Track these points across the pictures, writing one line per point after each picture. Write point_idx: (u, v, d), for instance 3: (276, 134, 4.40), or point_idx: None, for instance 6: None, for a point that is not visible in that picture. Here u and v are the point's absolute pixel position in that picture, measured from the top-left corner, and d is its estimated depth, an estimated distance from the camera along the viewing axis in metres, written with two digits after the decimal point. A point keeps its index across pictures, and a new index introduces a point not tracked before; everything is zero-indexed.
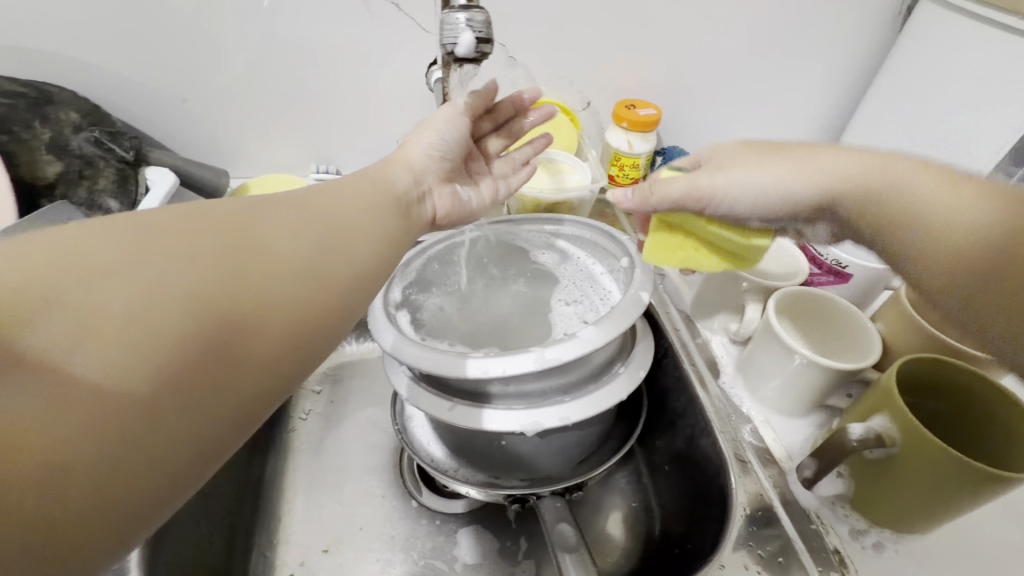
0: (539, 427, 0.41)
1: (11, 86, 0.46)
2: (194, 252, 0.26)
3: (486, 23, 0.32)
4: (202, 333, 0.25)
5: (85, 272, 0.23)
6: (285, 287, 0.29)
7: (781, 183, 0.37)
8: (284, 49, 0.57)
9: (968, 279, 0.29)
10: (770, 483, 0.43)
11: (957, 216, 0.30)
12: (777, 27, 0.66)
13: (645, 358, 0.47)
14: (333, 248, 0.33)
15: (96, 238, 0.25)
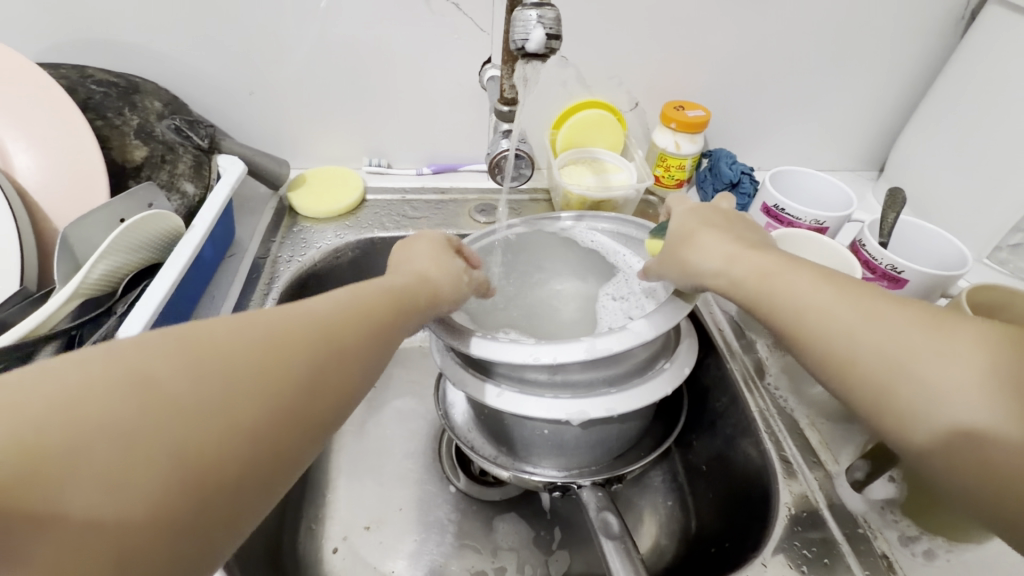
0: (584, 416, 0.41)
1: (107, 77, 0.51)
2: (246, 356, 0.25)
3: (557, 20, 0.34)
4: (266, 436, 0.25)
5: (144, 402, 0.21)
6: (333, 368, 0.28)
7: (726, 275, 0.36)
8: (347, 46, 0.60)
9: (911, 406, 0.26)
10: (816, 485, 0.42)
11: (888, 336, 0.28)
12: (832, 31, 0.65)
13: (690, 355, 0.47)
14: (384, 318, 0.32)
15: (142, 358, 0.22)
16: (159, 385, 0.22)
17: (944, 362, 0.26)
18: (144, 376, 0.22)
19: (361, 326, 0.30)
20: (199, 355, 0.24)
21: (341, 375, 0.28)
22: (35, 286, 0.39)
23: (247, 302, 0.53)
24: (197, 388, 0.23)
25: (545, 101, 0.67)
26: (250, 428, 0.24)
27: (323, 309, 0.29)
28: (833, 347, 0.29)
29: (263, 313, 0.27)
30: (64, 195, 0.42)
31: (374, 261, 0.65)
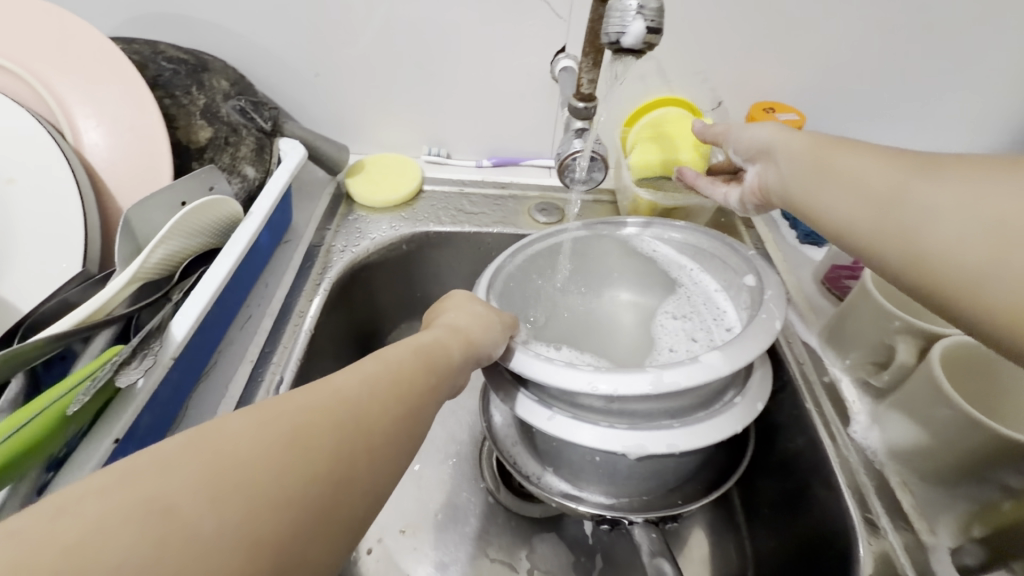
0: (644, 451, 0.36)
1: (177, 53, 0.50)
2: (274, 457, 0.21)
3: (660, 11, 0.30)
4: (302, 551, 0.20)
5: (162, 534, 0.17)
6: (375, 451, 0.24)
7: (783, 150, 0.39)
8: (417, 29, 0.57)
9: (907, 231, 0.30)
10: (906, 553, 0.37)
11: (911, 179, 0.31)
12: (962, 30, 0.56)
13: (763, 387, 0.42)
14: (413, 391, 0.28)
15: (157, 480, 0.18)
16: (177, 511, 0.18)
17: (945, 198, 0.29)
18: (160, 503, 0.18)
19: (393, 404, 0.26)
20: (219, 467, 0.20)
21: (378, 461, 0.24)
22: (96, 266, 0.39)
23: (299, 291, 0.52)
24: (223, 509, 0.19)
25: (618, 96, 0.62)
26: (285, 543, 0.20)
27: (353, 389, 0.26)
28: (859, 188, 0.33)
29: (292, 395, 0.24)
30: (129, 174, 0.41)
31: (428, 255, 0.62)
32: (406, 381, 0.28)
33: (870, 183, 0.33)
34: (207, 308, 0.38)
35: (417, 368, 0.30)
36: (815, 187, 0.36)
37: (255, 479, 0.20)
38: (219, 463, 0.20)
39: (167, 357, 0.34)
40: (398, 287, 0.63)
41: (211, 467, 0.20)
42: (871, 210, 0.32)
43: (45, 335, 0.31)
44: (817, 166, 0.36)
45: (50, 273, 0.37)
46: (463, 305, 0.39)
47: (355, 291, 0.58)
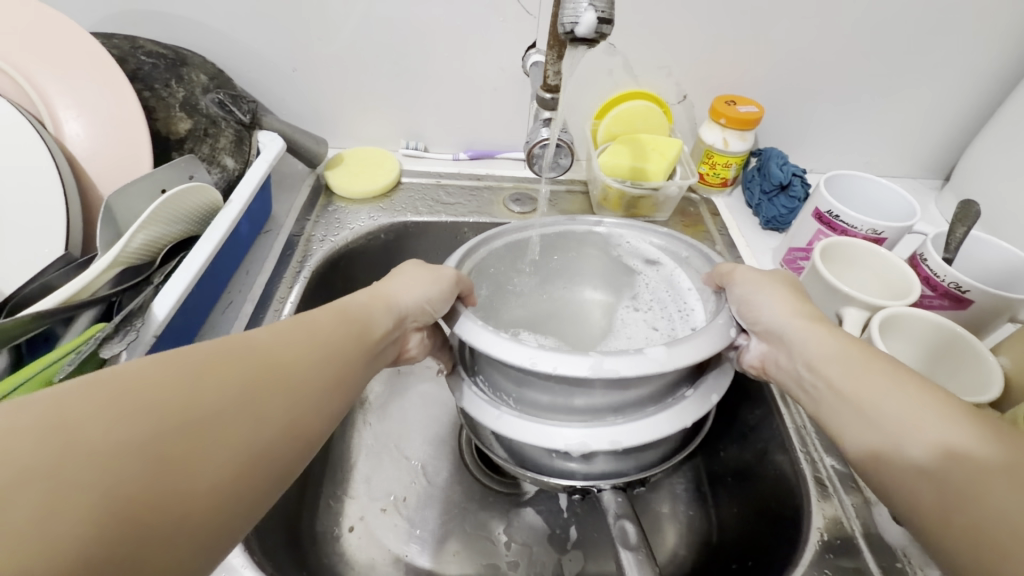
0: (586, 450, 0.35)
1: (156, 48, 0.51)
2: (186, 389, 0.23)
3: (611, 3, 0.32)
4: (216, 471, 0.22)
5: (69, 442, 0.19)
6: (292, 389, 0.27)
7: (803, 337, 0.35)
8: (391, 26, 0.59)
9: (954, 498, 0.25)
10: (853, 511, 0.40)
11: (974, 448, 0.25)
12: (908, 26, 0.60)
13: (721, 381, 0.38)
14: (332, 338, 0.31)
15: (66, 399, 0.20)
16: (83, 424, 0.20)
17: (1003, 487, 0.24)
18: (67, 421, 0.20)
19: (310, 350, 0.29)
20: (132, 390, 0.22)
21: (296, 399, 0.27)
22: (79, 251, 0.40)
23: (280, 278, 0.53)
24: (130, 427, 0.20)
25: (588, 90, 0.64)
26: (201, 462, 0.22)
27: (268, 341, 0.28)
28: (898, 425, 0.28)
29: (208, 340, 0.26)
30: (109, 164, 0.43)
31: (407, 245, 0.64)
32: (327, 335, 0.31)
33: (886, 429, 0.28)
34: (188, 291, 0.40)
35: (333, 326, 0.32)
36: (835, 401, 0.32)
37: (163, 405, 0.22)
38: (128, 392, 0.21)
39: (149, 336, 0.36)
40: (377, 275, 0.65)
41: (120, 395, 0.21)
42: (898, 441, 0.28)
43: (30, 312, 0.33)
44: (845, 374, 0.32)
45: (34, 257, 0.38)
46: (410, 276, 0.39)
47: (335, 278, 0.60)
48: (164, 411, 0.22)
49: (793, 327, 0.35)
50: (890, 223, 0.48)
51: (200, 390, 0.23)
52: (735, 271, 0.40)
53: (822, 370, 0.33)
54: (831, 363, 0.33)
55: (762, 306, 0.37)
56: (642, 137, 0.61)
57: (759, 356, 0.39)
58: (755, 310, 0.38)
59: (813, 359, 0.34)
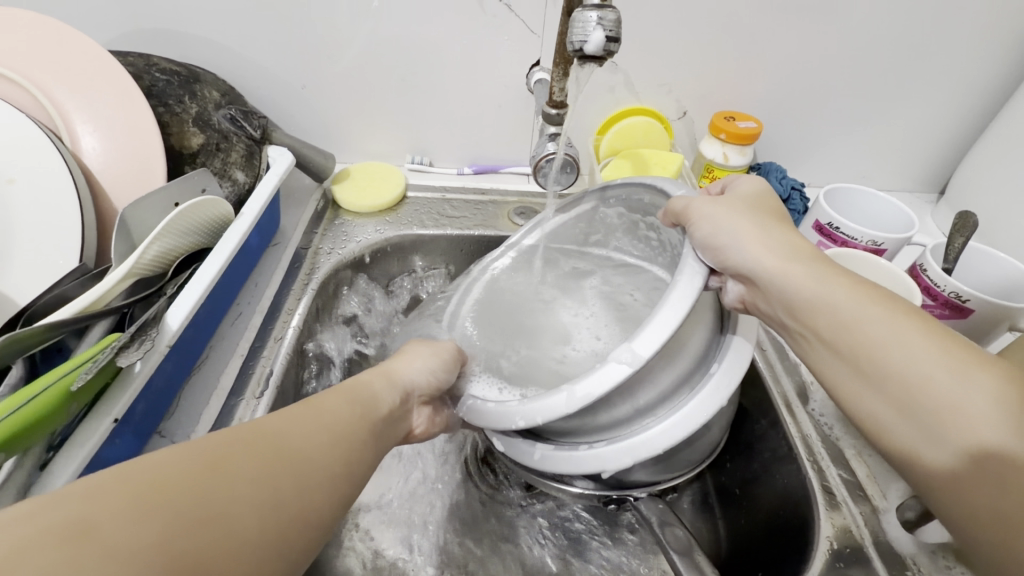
0: (621, 466, 0.34)
1: (170, 66, 0.52)
2: (205, 484, 0.23)
3: (617, 23, 0.33)
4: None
5: (81, 554, 0.18)
6: (301, 469, 0.26)
7: (784, 279, 0.33)
8: (400, 45, 0.60)
9: (995, 482, 0.26)
10: (861, 520, 0.40)
11: (995, 415, 0.26)
12: (900, 46, 0.62)
13: (742, 359, 0.35)
14: (345, 423, 0.30)
15: (80, 503, 0.19)
16: (96, 531, 0.19)
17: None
18: (81, 527, 0.19)
19: (329, 438, 0.29)
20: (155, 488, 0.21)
21: (315, 495, 0.26)
22: (93, 262, 0.40)
23: (288, 291, 0.54)
24: (146, 533, 0.20)
25: (590, 106, 0.66)
26: (220, 564, 0.21)
27: (288, 423, 0.28)
28: (918, 398, 0.28)
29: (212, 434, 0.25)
30: (124, 176, 0.43)
31: (411, 257, 0.65)
32: (343, 417, 0.31)
33: (892, 386, 0.29)
34: (199, 303, 0.40)
35: (335, 403, 0.31)
36: (829, 352, 0.32)
37: (182, 504, 0.21)
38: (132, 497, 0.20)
39: (162, 345, 0.36)
40: (383, 283, 0.65)
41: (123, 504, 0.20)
42: (924, 416, 0.28)
43: (43, 323, 0.33)
44: (844, 333, 0.31)
45: (47, 269, 0.38)
46: (412, 352, 0.40)
47: (341, 290, 0.60)
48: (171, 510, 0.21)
49: (768, 270, 0.34)
50: (890, 234, 0.49)
51: (206, 485, 0.23)
52: (689, 205, 0.36)
53: (809, 319, 0.33)
54: (818, 312, 0.32)
55: (733, 248, 0.35)
56: (644, 151, 0.63)
57: (740, 294, 0.37)
58: (722, 254, 0.35)
59: (797, 308, 0.33)
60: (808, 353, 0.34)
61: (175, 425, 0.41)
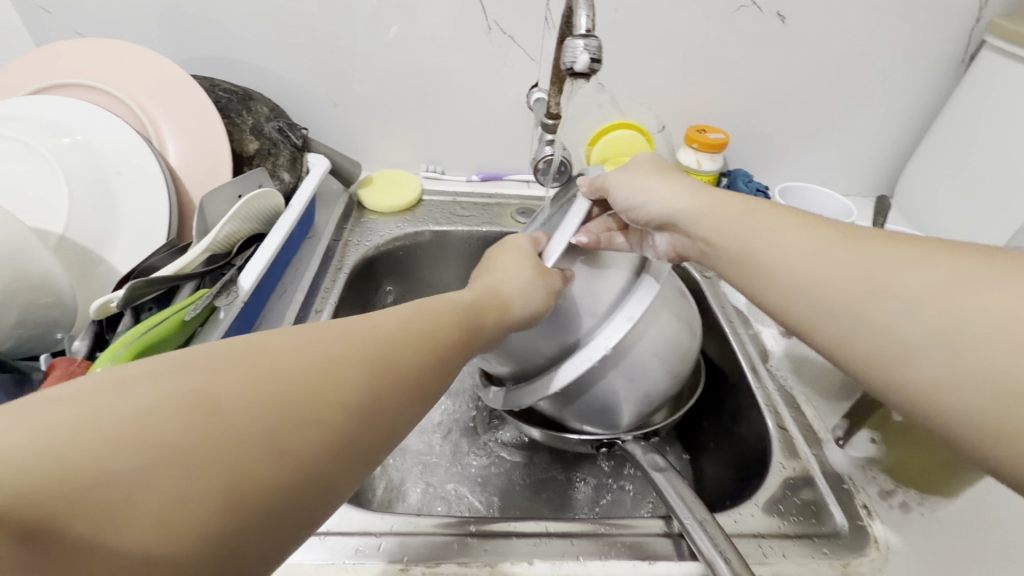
0: (529, 399, 0.46)
1: (229, 86, 0.62)
2: (310, 377, 0.26)
3: (599, 48, 0.43)
4: (319, 461, 0.25)
5: (204, 425, 0.22)
6: (392, 377, 0.29)
7: (692, 218, 0.40)
8: (420, 69, 0.71)
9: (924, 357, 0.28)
10: (810, 452, 0.48)
11: (862, 285, 0.31)
12: (847, 68, 0.73)
13: (638, 309, 0.43)
14: (447, 343, 0.34)
15: (209, 378, 0.23)
16: (221, 403, 0.23)
17: (911, 311, 0.28)
18: (205, 397, 0.22)
19: (421, 351, 0.31)
20: (267, 374, 0.25)
21: (399, 404, 0.29)
22: (175, 237, 0.49)
23: (324, 274, 0.63)
24: (260, 413, 0.23)
25: (581, 121, 0.76)
26: (307, 451, 0.24)
27: (384, 331, 0.31)
28: (808, 290, 0.33)
29: (328, 329, 0.29)
30: (199, 174, 0.53)
31: (427, 250, 0.74)
32: (439, 335, 0.33)
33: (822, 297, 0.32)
34: (263, 272, 0.49)
35: (435, 322, 0.34)
36: (755, 280, 0.36)
37: (287, 395, 0.25)
38: (246, 378, 0.24)
39: (240, 300, 0.44)
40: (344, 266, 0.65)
41: (242, 383, 0.24)
42: (853, 315, 0.31)
43: (144, 279, 0.40)
44: (744, 253, 0.37)
45: (142, 245, 0.47)
46: (520, 261, 0.44)
47: (366, 278, 0.69)
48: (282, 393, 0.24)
49: (682, 214, 0.41)
50: (832, 221, 0.59)
51: (311, 377, 0.26)
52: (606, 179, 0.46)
53: (723, 249, 0.38)
54: (732, 241, 0.38)
55: (649, 202, 0.43)
56: (628, 160, 0.73)
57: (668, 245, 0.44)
58: (641, 208, 0.43)
59: (713, 241, 0.39)
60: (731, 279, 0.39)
61: None
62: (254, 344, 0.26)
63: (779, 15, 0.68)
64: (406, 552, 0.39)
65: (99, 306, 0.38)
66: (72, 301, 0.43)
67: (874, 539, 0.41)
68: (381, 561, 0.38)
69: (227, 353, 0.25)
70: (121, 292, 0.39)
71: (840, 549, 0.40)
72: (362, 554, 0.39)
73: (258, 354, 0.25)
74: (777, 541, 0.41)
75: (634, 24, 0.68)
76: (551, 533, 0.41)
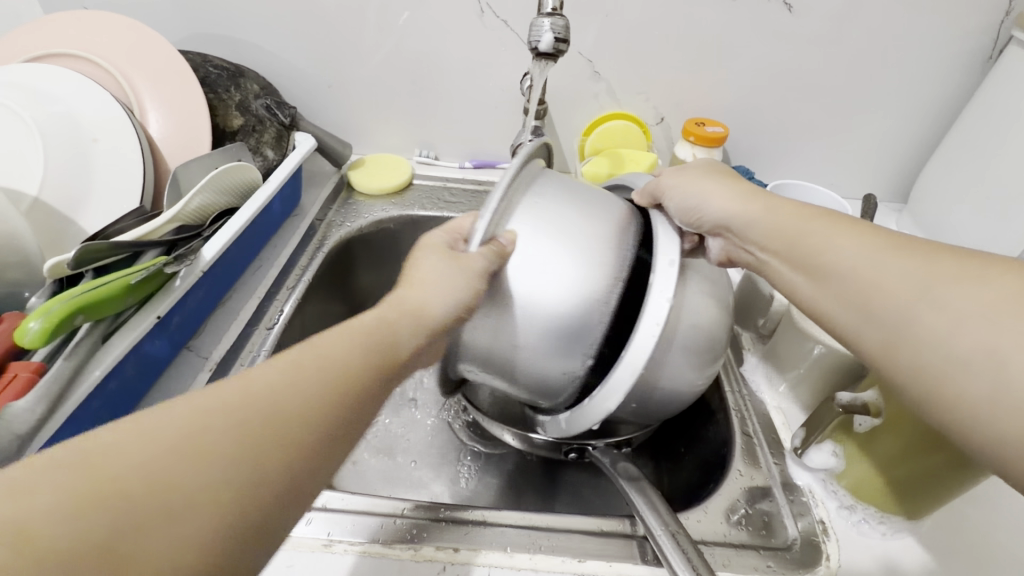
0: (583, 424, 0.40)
1: (220, 62, 0.63)
2: (167, 460, 0.22)
3: (566, 27, 0.42)
4: (196, 556, 0.22)
5: (31, 551, 0.19)
6: (291, 442, 0.26)
7: (747, 217, 0.39)
8: (411, 55, 0.71)
9: (957, 363, 0.26)
10: (776, 467, 0.45)
11: (908, 281, 0.29)
12: (858, 63, 0.69)
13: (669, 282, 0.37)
14: (351, 380, 0.30)
15: (30, 489, 0.20)
16: (50, 515, 0.19)
17: (951, 318, 0.27)
18: (26, 514, 0.19)
19: (315, 394, 0.28)
20: (101, 473, 0.21)
21: (296, 459, 0.26)
22: (148, 205, 0.50)
23: (302, 252, 0.64)
24: (101, 520, 0.20)
25: (577, 110, 0.75)
26: (181, 548, 0.21)
27: (267, 384, 0.26)
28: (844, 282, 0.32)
29: (197, 393, 0.25)
30: (178, 146, 0.54)
31: (411, 235, 0.74)
32: (340, 374, 0.29)
33: (869, 296, 0.30)
34: (229, 244, 0.49)
35: (340, 356, 0.30)
36: (806, 281, 0.34)
37: (139, 487, 0.21)
38: (92, 479, 0.21)
39: (200, 269, 0.46)
40: (325, 241, 0.66)
41: (80, 488, 0.20)
42: (891, 312, 0.29)
43: (105, 242, 0.41)
44: (791, 243, 0.36)
45: (114, 212, 0.48)
46: (437, 259, 0.38)
47: (344, 258, 0.69)
48: (135, 487, 0.21)
49: (741, 217, 0.39)
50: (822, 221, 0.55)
51: (178, 462, 0.22)
52: (658, 183, 0.44)
53: (780, 256, 0.36)
54: (788, 249, 0.36)
55: (701, 203, 0.41)
56: (621, 151, 0.71)
57: (721, 251, 0.42)
58: (695, 212, 0.41)
59: (772, 251, 0.37)
60: (783, 285, 0.37)
61: (202, 343, 0.50)
62: (98, 434, 0.22)
63: (786, 3, 0.65)
64: (332, 527, 0.39)
65: (54, 265, 0.39)
66: (40, 262, 0.44)
67: (826, 556, 0.39)
68: (306, 537, 0.38)
69: (63, 455, 0.21)
70: (73, 254, 0.39)
71: (786, 563, 0.38)
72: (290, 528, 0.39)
73: (108, 445, 0.22)
74: (721, 549, 0.39)
75: (631, 10, 0.66)
76: (485, 522, 0.40)
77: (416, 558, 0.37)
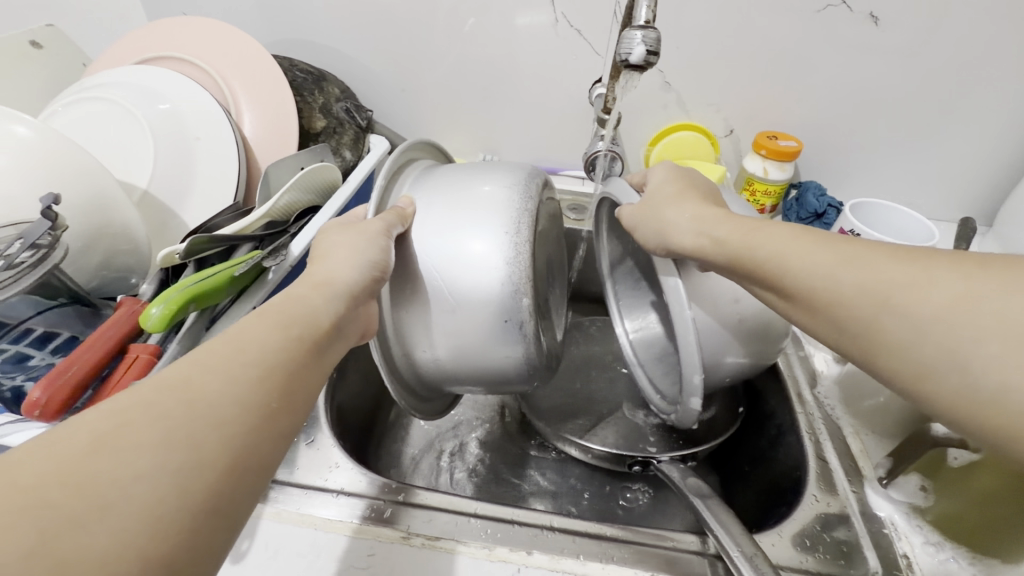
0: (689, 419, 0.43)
1: (306, 66, 0.66)
2: (78, 466, 0.21)
3: (657, 40, 0.42)
4: (136, 546, 0.21)
5: None
6: (218, 423, 0.25)
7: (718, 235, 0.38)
8: (483, 60, 0.72)
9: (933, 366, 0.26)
10: (853, 495, 0.43)
11: (862, 290, 0.29)
12: (947, 78, 0.66)
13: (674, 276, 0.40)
14: (277, 359, 0.29)
15: None
16: None
17: (911, 325, 0.27)
18: None
19: (235, 373, 0.27)
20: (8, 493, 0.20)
21: (229, 438, 0.25)
22: (241, 200, 0.53)
23: None
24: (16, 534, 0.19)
25: (644, 120, 0.74)
26: (116, 540, 0.20)
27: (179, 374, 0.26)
28: (818, 296, 0.31)
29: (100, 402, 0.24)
30: (268, 145, 0.57)
31: None
32: (259, 351, 0.28)
33: (833, 309, 0.31)
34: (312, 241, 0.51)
35: (256, 342, 0.29)
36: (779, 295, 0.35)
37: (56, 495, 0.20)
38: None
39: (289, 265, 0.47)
40: None
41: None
42: (861, 323, 0.29)
43: (206, 234, 0.43)
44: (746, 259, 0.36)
45: (210, 207, 0.51)
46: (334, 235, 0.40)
47: None
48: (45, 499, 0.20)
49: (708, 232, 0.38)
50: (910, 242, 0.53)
51: (93, 465, 0.21)
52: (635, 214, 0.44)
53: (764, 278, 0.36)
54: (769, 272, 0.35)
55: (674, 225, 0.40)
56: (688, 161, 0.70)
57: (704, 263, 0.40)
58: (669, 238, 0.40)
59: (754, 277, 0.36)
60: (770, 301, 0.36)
61: None
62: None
63: (872, 16, 0.63)
64: (410, 521, 0.40)
65: (166, 255, 0.42)
66: (147, 252, 0.48)
67: None
68: (382, 525, 0.40)
69: None
70: (184, 244, 0.42)
71: None
72: (367, 516, 0.40)
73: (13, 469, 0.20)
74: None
75: (707, 22, 0.65)
76: (552, 527, 0.41)
77: (491, 557, 0.38)
